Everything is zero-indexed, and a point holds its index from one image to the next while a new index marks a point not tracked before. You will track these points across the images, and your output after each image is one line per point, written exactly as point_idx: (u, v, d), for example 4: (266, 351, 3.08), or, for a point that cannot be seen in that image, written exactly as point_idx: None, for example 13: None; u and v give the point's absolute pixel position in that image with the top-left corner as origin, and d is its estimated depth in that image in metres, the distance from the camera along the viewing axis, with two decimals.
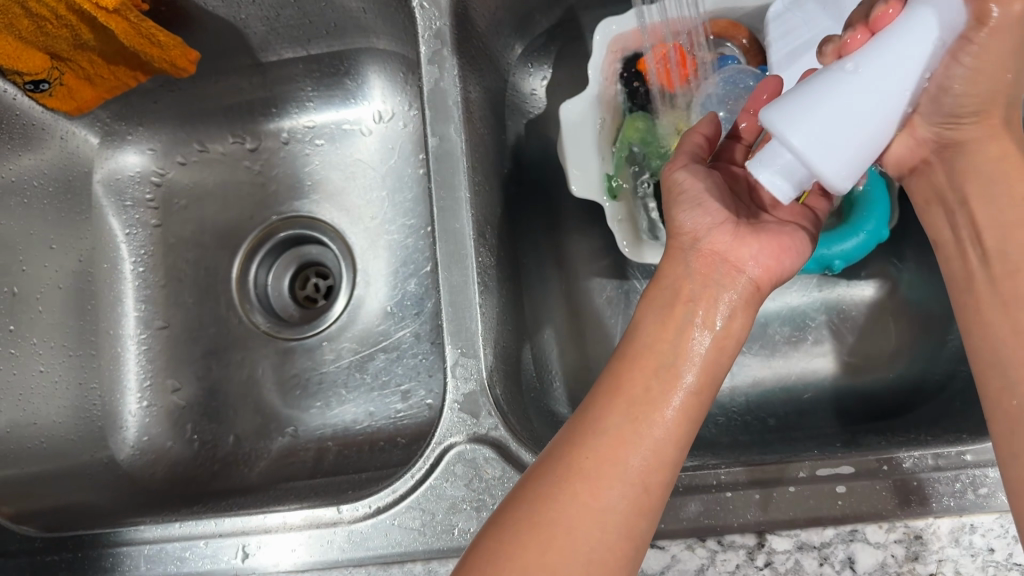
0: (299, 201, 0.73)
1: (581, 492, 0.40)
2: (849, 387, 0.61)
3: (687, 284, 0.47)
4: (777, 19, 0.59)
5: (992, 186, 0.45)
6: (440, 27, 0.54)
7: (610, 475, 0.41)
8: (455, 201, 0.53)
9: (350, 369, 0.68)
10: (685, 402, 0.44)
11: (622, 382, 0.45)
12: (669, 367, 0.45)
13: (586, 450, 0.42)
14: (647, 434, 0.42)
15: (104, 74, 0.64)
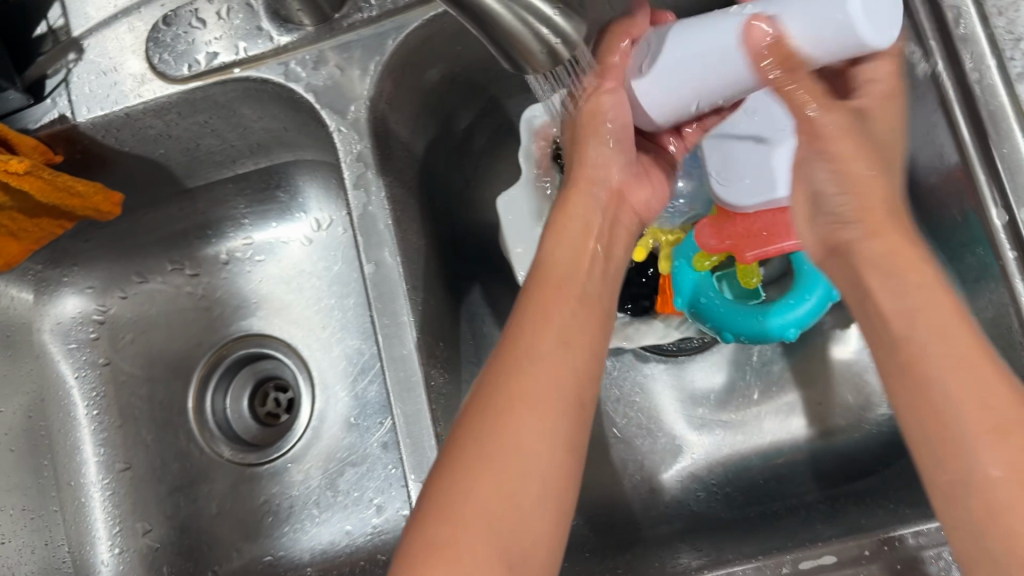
0: (246, 321, 0.71)
1: (483, 484, 0.38)
2: (824, 445, 0.61)
3: (594, 215, 0.48)
4: None
5: (880, 286, 0.40)
6: (361, 149, 0.53)
7: (512, 463, 0.38)
8: (399, 326, 0.52)
9: (321, 488, 0.67)
10: (600, 335, 0.44)
11: (544, 305, 0.43)
12: (563, 352, 0.42)
13: (493, 436, 0.39)
14: (534, 416, 0.39)
15: (27, 227, 0.61)
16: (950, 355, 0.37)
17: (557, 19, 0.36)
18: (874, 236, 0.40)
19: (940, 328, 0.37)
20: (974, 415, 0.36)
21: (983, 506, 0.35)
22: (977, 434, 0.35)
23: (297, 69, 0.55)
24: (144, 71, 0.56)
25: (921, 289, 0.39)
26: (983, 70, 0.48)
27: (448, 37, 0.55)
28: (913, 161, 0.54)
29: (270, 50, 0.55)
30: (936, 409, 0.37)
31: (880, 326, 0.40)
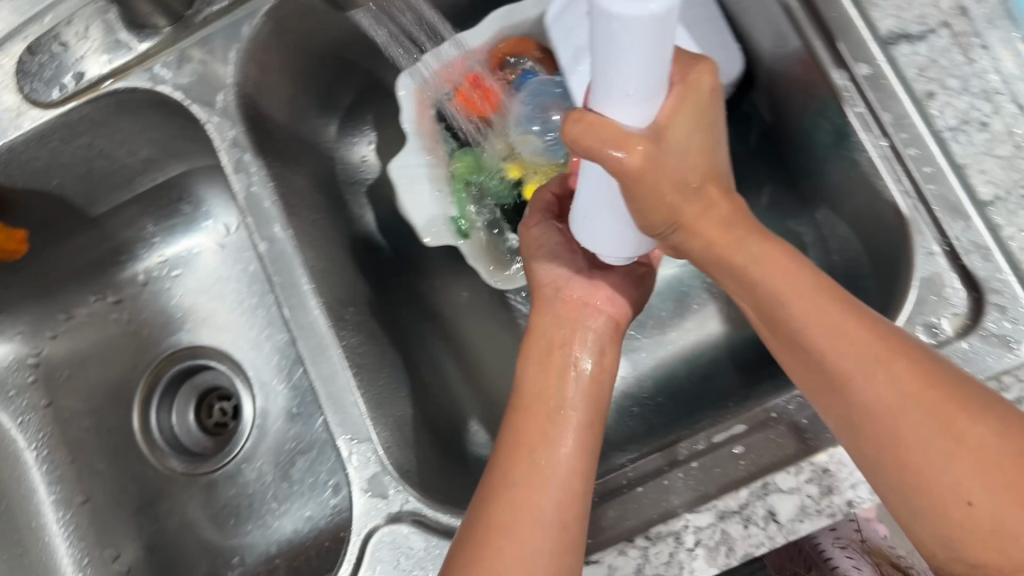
0: (174, 336, 0.73)
1: (522, 518, 0.42)
2: (741, 340, 0.63)
3: (559, 331, 0.48)
4: (557, 21, 0.61)
5: (768, 289, 0.40)
6: (235, 135, 0.55)
7: (538, 501, 0.42)
8: (302, 295, 0.53)
9: (276, 481, 0.68)
10: (580, 437, 0.45)
11: (519, 437, 0.45)
12: (535, 471, 0.44)
13: (520, 481, 0.43)
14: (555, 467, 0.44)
15: None
16: (831, 333, 0.39)
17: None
18: (771, 270, 0.40)
19: (837, 326, 0.39)
20: (868, 383, 0.38)
21: (931, 496, 0.36)
22: (908, 413, 0.37)
23: (162, 71, 0.56)
24: (18, 103, 0.57)
25: (809, 299, 0.39)
26: None
27: (300, 18, 0.58)
28: (761, 50, 0.57)
29: (135, 58, 0.56)
30: (863, 401, 0.38)
31: (792, 334, 0.40)
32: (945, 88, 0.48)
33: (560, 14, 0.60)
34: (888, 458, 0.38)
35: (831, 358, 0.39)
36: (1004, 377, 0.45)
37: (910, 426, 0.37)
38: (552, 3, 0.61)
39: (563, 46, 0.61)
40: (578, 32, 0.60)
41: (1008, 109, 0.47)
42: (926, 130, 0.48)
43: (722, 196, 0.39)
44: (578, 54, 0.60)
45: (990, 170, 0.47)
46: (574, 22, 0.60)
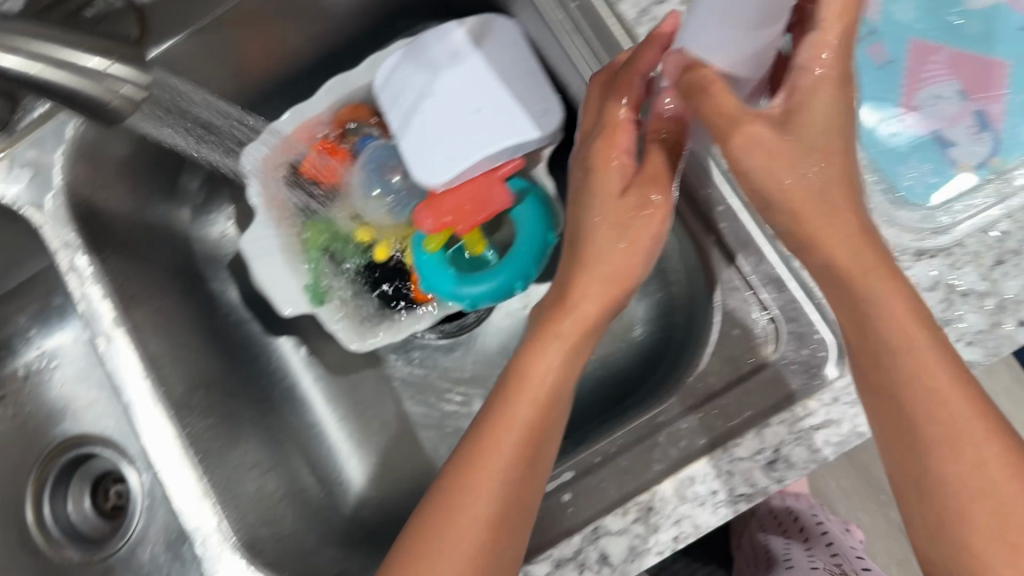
0: (61, 427, 0.74)
1: (456, 512, 0.42)
2: (601, 376, 0.64)
3: (585, 305, 0.46)
4: (385, 88, 0.62)
5: (861, 300, 0.40)
6: (71, 234, 0.55)
7: (498, 481, 0.42)
8: (139, 389, 0.53)
9: (169, 562, 0.69)
10: (536, 459, 0.44)
11: (486, 448, 0.43)
12: (509, 483, 0.43)
13: (484, 449, 0.43)
14: (539, 391, 0.45)
15: None
16: (951, 382, 0.38)
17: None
18: (879, 283, 0.39)
19: (919, 348, 0.38)
20: (967, 448, 0.37)
21: (962, 564, 0.37)
22: (985, 441, 0.37)
23: None
24: None
25: (929, 362, 0.38)
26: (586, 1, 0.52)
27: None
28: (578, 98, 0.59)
29: None
30: (930, 431, 0.38)
31: (891, 346, 0.39)
32: None
33: (387, 81, 0.62)
34: (949, 456, 0.37)
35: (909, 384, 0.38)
36: (809, 402, 0.47)
37: (976, 425, 0.37)
38: (379, 71, 0.63)
39: (391, 109, 0.62)
40: (406, 95, 0.61)
41: None
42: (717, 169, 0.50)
43: (840, 186, 0.39)
44: (406, 115, 0.61)
45: None
46: (402, 85, 0.61)
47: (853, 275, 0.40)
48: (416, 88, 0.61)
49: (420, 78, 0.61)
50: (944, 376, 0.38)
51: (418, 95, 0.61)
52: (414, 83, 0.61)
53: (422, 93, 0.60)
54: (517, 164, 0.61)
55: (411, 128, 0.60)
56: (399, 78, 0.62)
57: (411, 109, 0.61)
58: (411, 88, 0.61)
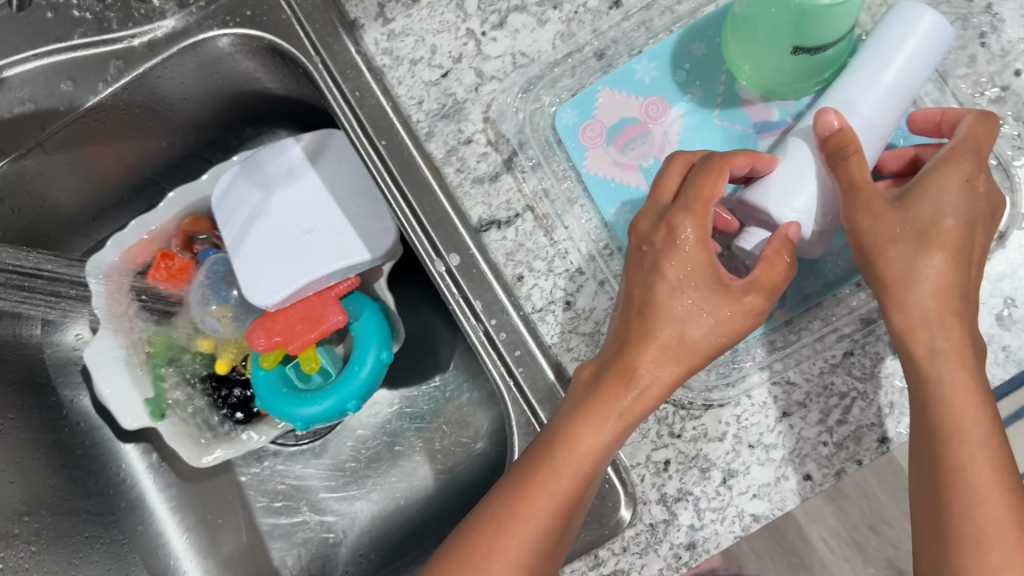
0: None
1: (532, 501, 0.41)
2: (445, 488, 0.65)
3: (651, 392, 0.41)
4: (221, 202, 0.62)
5: (936, 385, 0.40)
6: None
7: (553, 501, 0.41)
8: None
9: None
10: (548, 554, 0.42)
11: (527, 493, 0.42)
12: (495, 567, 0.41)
13: (551, 473, 0.42)
14: (603, 442, 0.41)
15: None
16: (991, 484, 0.38)
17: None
18: (942, 328, 0.40)
19: (955, 369, 0.40)
20: (977, 542, 0.38)
21: None
22: (989, 499, 0.38)
23: None
24: None
25: (968, 417, 0.39)
26: (396, 140, 0.53)
27: None
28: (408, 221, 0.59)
29: None
30: (947, 451, 0.39)
31: (928, 392, 0.40)
32: (532, 269, 0.50)
33: (222, 196, 0.62)
34: (944, 503, 0.39)
35: (938, 401, 0.40)
36: (598, 552, 0.47)
37: (991, 484, 0.38)
38: (216, 185, 0.63)
39: (226, 227, 0.61)
40: (240, 214, 0.61)
41: (591, 286, 0.49)
42: (516, 313, 0.50)
43: (949, 286, 0.40)
44: (239, 235, 0.60)
45: (575, 349, 0.49)
46: (237, 205, 0.61)
47: (914, 321, 0.40)
48: (250, 209, 0.61)
49: (253, 198, 0.61)
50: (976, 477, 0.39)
51: (252, 216, 0.60)
52: (247, 205, 0.61)
53: (255, 213, 0.60)
54: (353, 281, 0.61)
55: (243, 248, 0.60)
56: (234, 194, 0.62)
57: (245, 229, 0.60)
58: (245, 208, 0.61)
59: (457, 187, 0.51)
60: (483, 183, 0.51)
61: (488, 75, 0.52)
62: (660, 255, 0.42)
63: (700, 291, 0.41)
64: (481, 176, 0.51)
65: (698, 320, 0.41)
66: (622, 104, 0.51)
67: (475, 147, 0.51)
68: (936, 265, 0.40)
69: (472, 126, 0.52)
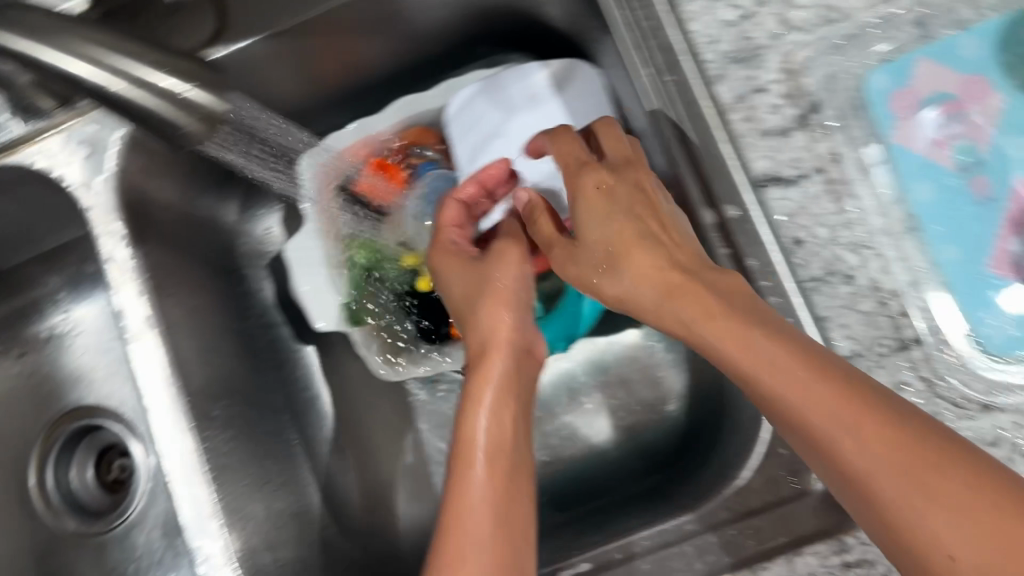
0: (74, 394, 0.72)
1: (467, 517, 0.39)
2: (628, 446, 0.62)
3: (519, 379, 0.47)
4: (457, 116, 0.62)
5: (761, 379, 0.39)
6: (115, 221, 0.54)
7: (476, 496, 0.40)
8: (166, 390, 0.52)
9: (162, 548, 0.68)
10: (492, 494, 0.40)
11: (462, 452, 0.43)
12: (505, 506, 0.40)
13: (464, 501, 0.40)
14: (507, 455, 0.43)
15: None
16: (873, 456, 0.34)
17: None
18: (725, 354, 0.41)
19: (812, 393, 0.37)
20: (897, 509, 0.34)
21: None
22: (893, 488, 0.34)
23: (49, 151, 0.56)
24: None
25: (820, 399, 0.36)
26: (680, 77, 0.50)
27: None
28: None
29: (20, 137, 0.56)
30: (860, 478, 0.35)
31: (784, 414, 0.38)
32: (814, 236, 0.47)
33: (460, 109, 0.62)
34: (958, 474, 0.33)
35: (815, 435, 0.36)
36: (847, 538, 0.44)
37: (910, 446, 0.34)
38: (454, 97, 0.62)
39: (465, 143, 0.62)
40: (484, 130, 0.61)
41: (875, 264, 0.47)
42: (790, 277, 0.47)
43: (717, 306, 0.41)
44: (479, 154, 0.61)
45: (850, 325, 0.46)
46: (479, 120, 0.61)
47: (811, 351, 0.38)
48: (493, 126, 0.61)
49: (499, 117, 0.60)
50: (875, 433, 0.35)
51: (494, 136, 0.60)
52: (489, 122, 0.61)
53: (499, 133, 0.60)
54: None
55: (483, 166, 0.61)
56: (471, 110, 0.61)
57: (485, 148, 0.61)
58: (488, 125, 0.61)
59: (742, 136, 0.49)
60: (772, 137, 0.48)
61: (792, 24, 0.49)
62: (575, 251, 0.49)
63: (472, 281, 0.51)
64: (771, 128, 0.48)
65: (716, 353, 0.41)
66: (941, 77, 0.48)
67: (768, 96, 0.49)
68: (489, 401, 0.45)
69: (767, 74, 0.49)
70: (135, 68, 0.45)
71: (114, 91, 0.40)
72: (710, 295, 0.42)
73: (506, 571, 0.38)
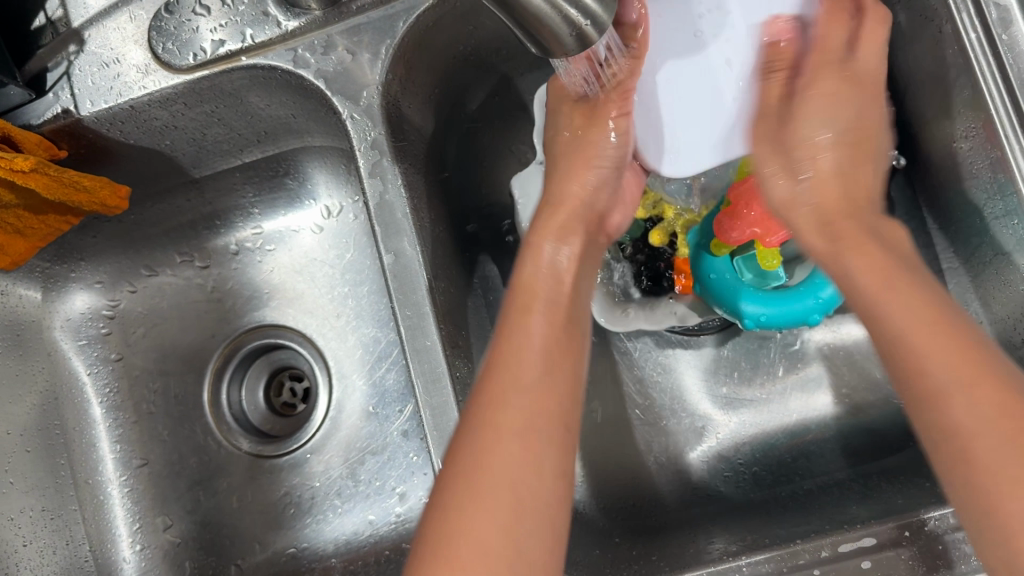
0: (258, 311, 0.70)
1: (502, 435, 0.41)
2: (852, 423, 0.60)
3: (545, 276, 0.47)
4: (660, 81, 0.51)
5: (926, 361, 0.38)
6: (376, 136, 0.52)
7: (519, 421, 0.41)
8: (422, 316, 0.50)
9: (343, 477, 0.66)
10: (539, 357, 0.44)
11: (502, 347, 0.44)
12: (511, 376, 0.43)
13: (481, 444, 0.41)
14: (562, 362, 0.44)
15: (30, 181, 0.54)
16: (995, 438, 0.35)
17: (591, 30, 0.37)
18: (864, 263, 0.42)
19: (952, 364, 0.37)
20: (1007, 499, 0.35)
21: None
22: (1018, 470, 0.35)
23: (306, 54, 0.53)
24: (147, 61, 0.54)
25: (970, 379, 0.37)
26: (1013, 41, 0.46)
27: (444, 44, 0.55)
28: (948, 125, 0.52)
29: (277, 36, 0.53)
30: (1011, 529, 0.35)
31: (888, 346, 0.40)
32: None
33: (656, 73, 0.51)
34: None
35: (932, 395, 0.38)
36: None
37: (1003, 442, 0.35)
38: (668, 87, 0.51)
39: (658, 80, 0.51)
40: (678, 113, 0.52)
41: None
42: None
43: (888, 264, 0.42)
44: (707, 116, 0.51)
45: None
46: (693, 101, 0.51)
47: (957, 349, 0.38)
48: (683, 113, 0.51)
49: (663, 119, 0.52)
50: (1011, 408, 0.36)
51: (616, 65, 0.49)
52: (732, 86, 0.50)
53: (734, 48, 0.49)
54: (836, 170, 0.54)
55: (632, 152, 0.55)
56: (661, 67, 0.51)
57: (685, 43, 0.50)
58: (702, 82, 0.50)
59: None
60: None
61: None
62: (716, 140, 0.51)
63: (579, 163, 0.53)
64: None
65: (893, 333, 0.40)
66: None
67: None
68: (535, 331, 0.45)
69: None
70: None
71: (528, 14, 0.35)
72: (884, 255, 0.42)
73: (492, 461, 0.40)
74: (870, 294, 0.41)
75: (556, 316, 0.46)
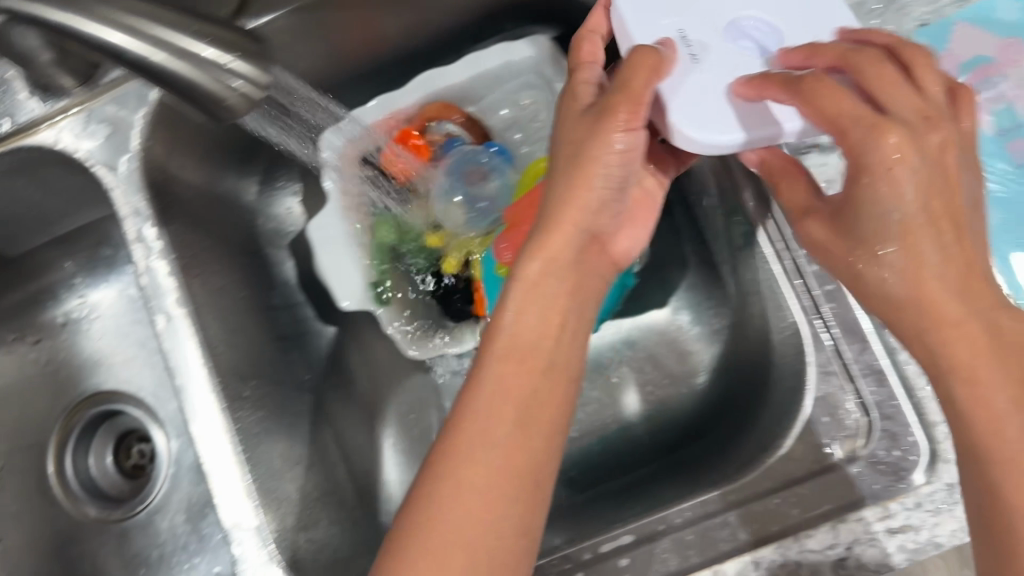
0: (93, 380, 0.72)
1: (471, 476, 0.40)
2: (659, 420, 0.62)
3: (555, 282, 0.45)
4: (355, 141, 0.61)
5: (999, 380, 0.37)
6: (138, 201, 0.53)
7: (492, 480, 0.41)
8: (191, 376, 0.51)
9: (188, 531, 0.68)
10: (547, 401, 0.43)
11: (500, 385, 0.43)
12: (513, 431, 0.42)
13: (438, 514, 0.40)
14: (561, 390, 0.44)
15: None
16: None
17: (236, 64, 0.38)
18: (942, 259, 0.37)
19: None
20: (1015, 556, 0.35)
21: None
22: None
23: (68, 131, 0.54)
24: None
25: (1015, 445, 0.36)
26: None
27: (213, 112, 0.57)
28: None
29: (40, 116, 0.54)
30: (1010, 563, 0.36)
31: (964, 363, 0.37)
32: None
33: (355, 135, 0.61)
34: None
35: (987, 439, 0.37)
36: (890, 503, 0.44)
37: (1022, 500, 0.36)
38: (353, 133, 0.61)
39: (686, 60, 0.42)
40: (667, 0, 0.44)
41: None
42: None
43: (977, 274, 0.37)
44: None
45: None
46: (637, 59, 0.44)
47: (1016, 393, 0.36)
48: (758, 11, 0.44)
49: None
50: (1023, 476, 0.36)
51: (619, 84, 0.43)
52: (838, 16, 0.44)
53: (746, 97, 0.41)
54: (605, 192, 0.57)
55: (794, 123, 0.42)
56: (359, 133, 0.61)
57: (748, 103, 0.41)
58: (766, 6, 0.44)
59: None
60: None
61: None
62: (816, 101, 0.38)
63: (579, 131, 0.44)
64: None
65: (951, 323, 0.37)
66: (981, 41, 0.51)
67: None
68: (506, 372, 0.43)
69: None
70: (178, 37, 0.37)
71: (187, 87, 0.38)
72: (992, 286, 0.38)
73: (467, 539, 0.39)
74: (942, 298, 0.37)
75: (541, 344, 0.45)
